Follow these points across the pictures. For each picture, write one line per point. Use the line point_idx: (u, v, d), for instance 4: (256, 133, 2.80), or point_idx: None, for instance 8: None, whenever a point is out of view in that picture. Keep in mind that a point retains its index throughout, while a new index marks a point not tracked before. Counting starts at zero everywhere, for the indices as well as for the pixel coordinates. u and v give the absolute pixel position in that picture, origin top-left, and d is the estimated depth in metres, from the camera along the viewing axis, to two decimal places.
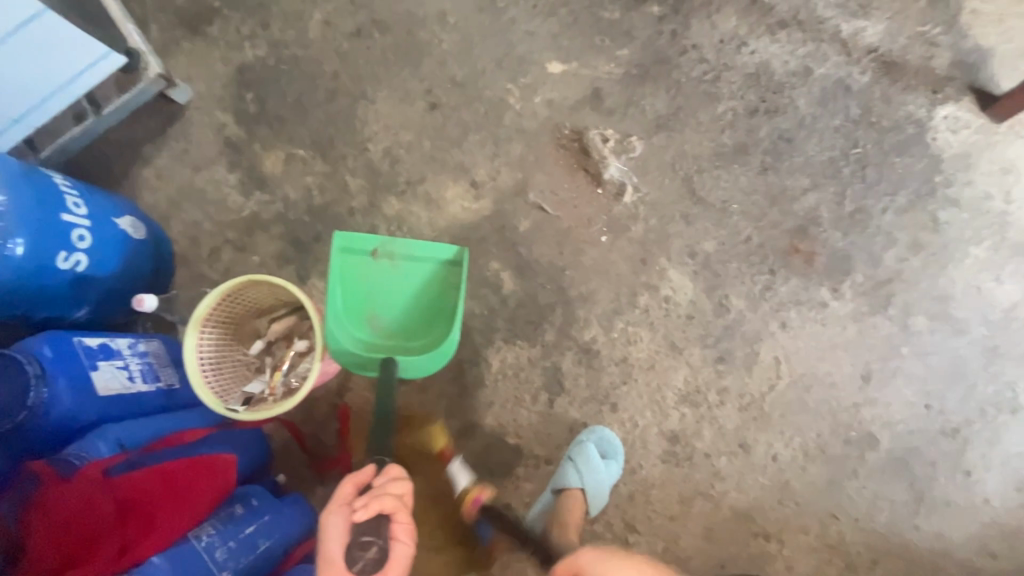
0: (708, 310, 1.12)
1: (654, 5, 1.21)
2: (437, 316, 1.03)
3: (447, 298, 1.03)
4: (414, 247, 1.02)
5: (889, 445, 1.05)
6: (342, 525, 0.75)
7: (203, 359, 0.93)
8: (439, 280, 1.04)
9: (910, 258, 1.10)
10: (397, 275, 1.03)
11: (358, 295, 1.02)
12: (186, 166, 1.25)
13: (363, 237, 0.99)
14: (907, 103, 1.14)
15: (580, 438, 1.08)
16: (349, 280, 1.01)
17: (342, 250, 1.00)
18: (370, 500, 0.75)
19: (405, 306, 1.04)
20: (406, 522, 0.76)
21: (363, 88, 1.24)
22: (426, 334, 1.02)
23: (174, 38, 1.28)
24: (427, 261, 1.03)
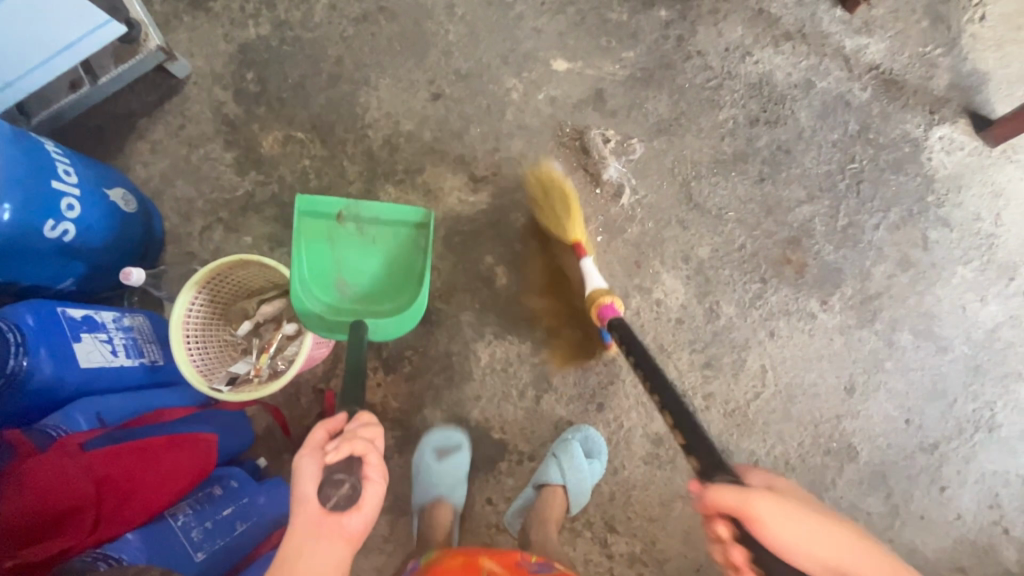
0: (699, 315, 1.13)
1: (662, 9, 1.21)
2: (404, 280, 1.00)
3: (414, 262, 1.01)
4: (380, 210, 1.01)
5: (868, 458, 1.07)
6: (314, 466, 0.67)
7: (189, 338, 0.92)
8: (406, 244, 1.02)
9: (899, 274, 1.11)
10: (362, 239, 1.01)
11: (321, 260, 0.99)
12: (182, 141, 1.23)
13: (325, 199, 0.98)
14: (904, 121, 1.15)
15: (565, 435, 1.09)
16: (311, 244, 0.99)
17: (303, 214, 0.98)
18: (343, 440, 0.67)
19: (371, 272, 1.01)
20: (380, 463, 0.68)
21: (367, 74, 1.24)
22: (394, 298, 1.00)
23: (177, 13, 1.27)
24: (393, 224, 1.01)
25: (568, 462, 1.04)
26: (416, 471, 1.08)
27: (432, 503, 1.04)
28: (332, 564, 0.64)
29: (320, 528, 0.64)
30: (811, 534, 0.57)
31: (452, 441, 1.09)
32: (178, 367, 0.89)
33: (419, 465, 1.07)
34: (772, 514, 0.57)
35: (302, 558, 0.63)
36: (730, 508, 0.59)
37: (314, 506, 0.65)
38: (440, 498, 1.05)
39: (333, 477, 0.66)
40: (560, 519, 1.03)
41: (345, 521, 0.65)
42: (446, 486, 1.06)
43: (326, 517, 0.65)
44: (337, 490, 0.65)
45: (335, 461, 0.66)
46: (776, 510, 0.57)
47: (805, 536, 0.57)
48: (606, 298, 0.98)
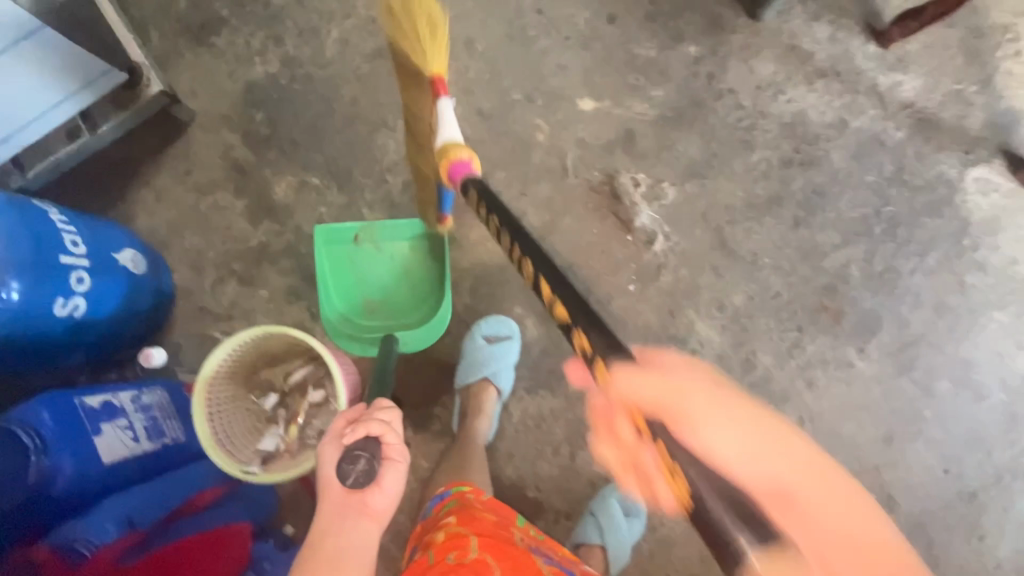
0: (735, 365, 1.10)
1: (691, 44, 1.16)
2: (424, 291, 1.09)
3: (431, 273, 1.09)
4: (391, 229, 1.06)
5: (907, 508, 1.06)
6: (333, 450, 0.69)
7: (214, 420, 0.86)
8: (422, 256, 1.09)
9: (935, 320, 1.10)
10: (382, 257, 1.08)
11: (347, 282, 1.08)
12: (189, 189, 1.17)
13: (343, 226, 1.03)
14: (940, 162, 1.13)
15: (603, 493, 1.06)
16: (338, 269, 1.07)
17: (326, 241, 1.04)
18: (360, 423, 0.68)
19: (393, 285, 1.09)
20: (399, 445, 0.69)
21: (384, 115, 1.18)
22: (417, 307, 1.09)
23: (178, 48, 1.20)
24: (409, 240, 1.08)
25: (607, 520, 1.03)
26: (465, 352, 1.10)
27: (480, 385, 1.06)
28: (362, 544, 0.67)
29: (345, 508, 0.67)
30: (743, 441, 0.46)
31: (504, 332, 1.10)
32: (206, 452, 0.82)
33: (470, 348, 1.09)
34: (698, 415, 0.47)
35: (331, 535, 0.67)
36: (651, 407, 0.48)
37: (336, 488, 0.67)
38: (487, 380, 1.07)
39: (351, 454, 0.66)
40: None
41: (370, 499, 0.68)
42: (493, 369, 1.07)
43: (350, 497, 0.67)
44: (355, 470, 0.66)
45: (355, 442, 0.67)
46: (704, 410, 0.47)
47: (739, 446, 0.45)
48: (458, 154, 0.79)
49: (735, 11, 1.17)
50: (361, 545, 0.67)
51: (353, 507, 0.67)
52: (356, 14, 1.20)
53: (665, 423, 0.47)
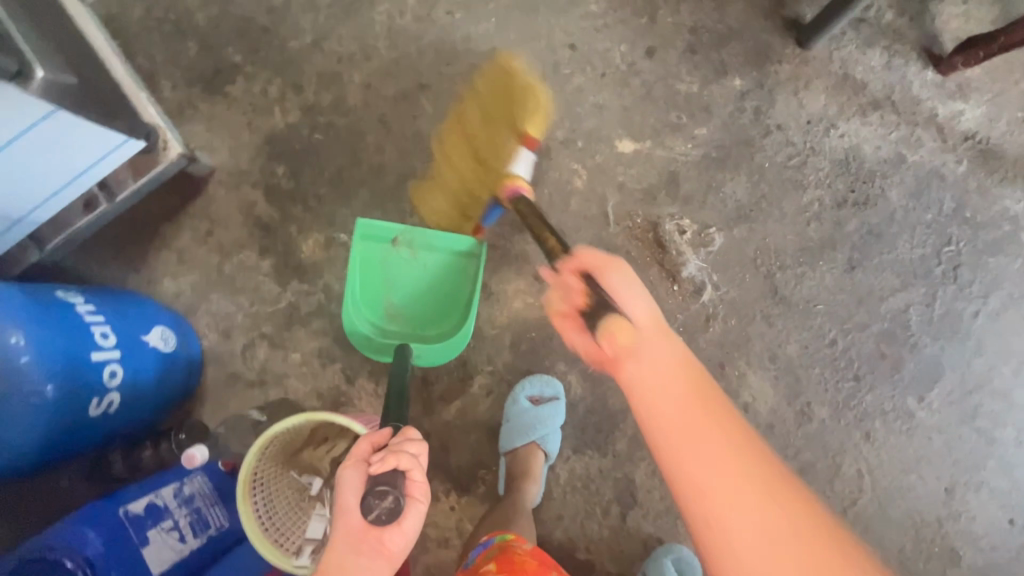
0: (790, 418, 1.06)
1: (735, 78, 1.10)
2: (448, 305, 1.04)
3: (461, 288, 1.04)
4: (433, 238, 1.01)
5: (971, 561, 1.03)
6: (357, 478, 0.64)
7: (259, 505, 0.83)
8: (455, 271, 1.04)
9: (999, 365, 1.05)
10: (413, 264, 1.03)
11: (373, 279, 1.02)
12: (212, 249, 1.12)
13: (385, 225, 0.98)
14: (1003, 197, 1.07)
15: (656, 554, 1.02)
16: (367, 265, 1.01)
17: (364, 234, 1.00)
18: (389, 451, 0.65)
19: (417, 293, 1.04)
20: (422, 480, 0.65)
21: (412, 164, 1.12)
22: (437, 322, 1.04)
23: (192, 99, 1.14)
24: (446, 254, 1.02)
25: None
26: (509, 415, 1.05)
27: (528, 450, 1.03)
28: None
29: (362, 546, 0.61)
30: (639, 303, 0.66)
31: (549, 392, 1.06)
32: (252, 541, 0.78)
33: (515, 411, 1.04)
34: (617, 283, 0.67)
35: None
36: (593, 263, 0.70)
37: (355, 520, 0.62)
38: (535, 444, 1.03)
39: (376, 489, 0.62)
40: None
41: (387, 538, 0.62)
42: (541, 433, 1.03)
43: (369, 532, 0.62)
44: (381, 501, 0.62)
45: (382, 471, 0.63)
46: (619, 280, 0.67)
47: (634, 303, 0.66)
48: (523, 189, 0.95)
49: (781, 41, 1.11)
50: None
51: (368, 545, 0.61)
52: (378, 56, 1.14)
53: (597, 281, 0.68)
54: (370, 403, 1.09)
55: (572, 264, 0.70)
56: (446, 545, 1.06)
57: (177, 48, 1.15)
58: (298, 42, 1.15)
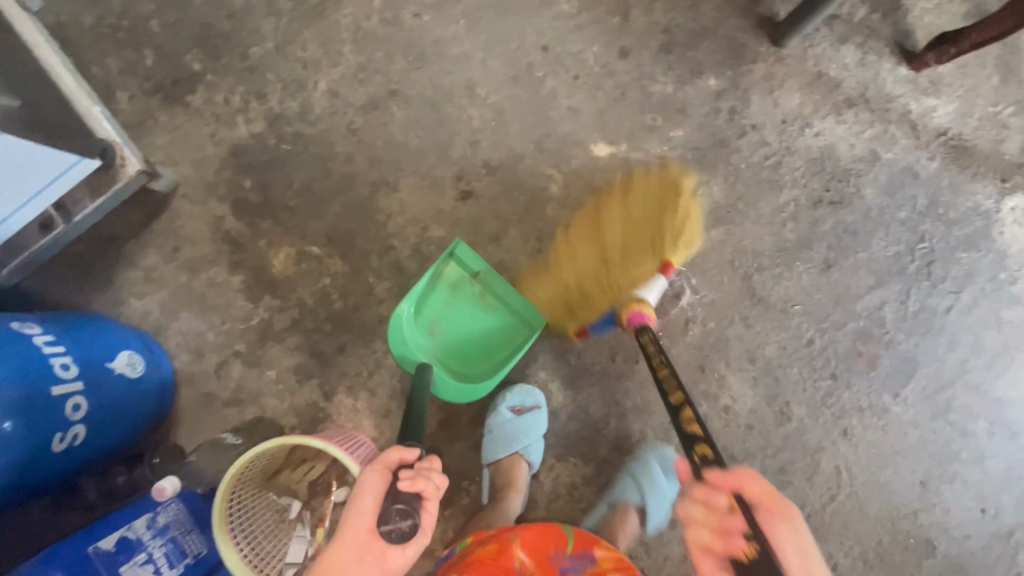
0: (769, 419, 1.07)
1: (710, 78, 1.09)
2: (484, 357, 1.04)
3: (502, 344, 1.04)
4: (510, 291, 1.03)
5: (945, 551, 1.05)
6: (379, 486, 0.64)
7: (236, 527, 0.81)
8: (507, 330, 1.04)
9: (973, 359, 1.07)
10: (476, 302, 1.04)
11: (435, 297, 1.03)
12: (180, 266, 1.08)
13: (476, 258, 1.02)
14: (975, 192, 1.07)
15: (643, 455, 1.05)
16: (438, 281, 1.03)
17: (452, 255, 1.03)
18: (421, 475, 0.64)
19: (464, 331, 1.03)
20: (435, 513, 0.65)
21: (384, 173, 1.09)
22: (467, 367, 1.03)
23: (152, 111, 1.10)
24: (508, 311, 1.04)
25: (649, 486, 1.01)
26: (491, 426, 1.04)
27: (511, 461, 1.02)
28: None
29: (365, 555, 0.61)
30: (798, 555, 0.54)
31: (530, 402, 1.05)
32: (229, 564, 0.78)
33: (497, 423, 1.03)
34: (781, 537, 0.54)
35: None
36: (760, 499, 0.56)
37: (365, 528, 0.62)
38: (518, 454, 1.02)
39: (395, 506, 0.62)
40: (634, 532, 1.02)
41: (389, 555, 0.62)
42: (524, 444, 1.02)
43: (375, 543, 0.62)
44: (398, 522, 0.61)
45: (409, 492, 0.63)
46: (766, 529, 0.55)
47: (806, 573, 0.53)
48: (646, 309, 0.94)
49: (755, 38, 1.09)
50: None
51: (370, 557, 0.62)
52: (344, 61, 1.10)
53: (759, 520, 0.55)
54: (350, 419, 1.07)
55: (730, 486, 0.56)
56: (431, 557, 1.06)
57: (133, 57, 1.10)
58: (260, 47, 1.10)
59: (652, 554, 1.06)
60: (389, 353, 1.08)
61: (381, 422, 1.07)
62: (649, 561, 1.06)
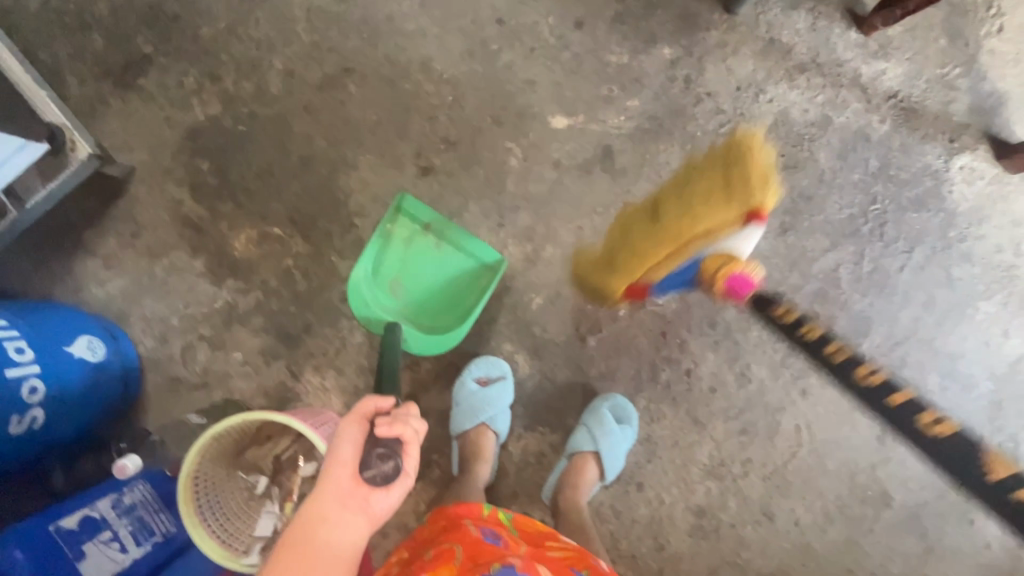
0: (730, 381, 1.09)
1: (665, 47, 1.09)
2: (451, 308, 1.04)
3: (467, 292, 1.04)
4: (463, 237, 1.03)
5: (902, 501, 1.09)
6: (358, 433, 0.66)
7: (201, 502, 0.82)
8: (469, 278, 1.05)
9: (925, 316, 1.10)
10: (433, 254, 1.05)
11: (392, 255, 1.04)
12: (140, 252, 1.08)
13: (423, 209, 1.02)
14: (925, 152, 1.10)
15: (594, 404, 1.07)
16: (391, 239, 1.03)
17: (401, 210, 1.03)
18: (396, 419, 0.65)
19: (427, 285, 1.05)
20: (417, 457, 0.66)
21: (342, 151, 1.09)
22: (436, 320, 1.04)
23: (104, 96, 1.08)
24: (468, 258, 1.05)
25: (599, 430, 1.02)
26: (458, 399, 1.05)
27: (478, 431, 1.04)
28: (353, 542, 0.63)
29: (348, 501, 0.63)
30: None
31: (495, 373, 1.07)
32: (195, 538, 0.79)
33: (463, 395, 1.05)
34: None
35: (322, 527, 0.62)
36: None
37: (347, 474, 0.63)
38: (484, 425, 1.04)
39: (375, 450, 0.64)
40: (593, 481, 1.03)
41: (373, 498, 0.63)
42: (490, 414, 1.04)
43: (358, 489, 0.63)
44: (379, 465, 0.63)
45: (386, 437, 0.64)
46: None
47: None
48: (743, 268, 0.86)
49: (708, 7, 1.10)
50: (351, 543, 0.62)
51: (353, 501, 0.63)
52: (298, 40, 1.09)
53: None
54: (318, 398, 1.08)
55: None
56: (403, 530, 1.08)
57: (80, 41, 1.08)
58: (211, 28, 1.09)
59: (620, 517, 1.08)
60: (355, 331, 1.08)
61: (349, 400, 1.08)
62: (618, 523, 1.08)
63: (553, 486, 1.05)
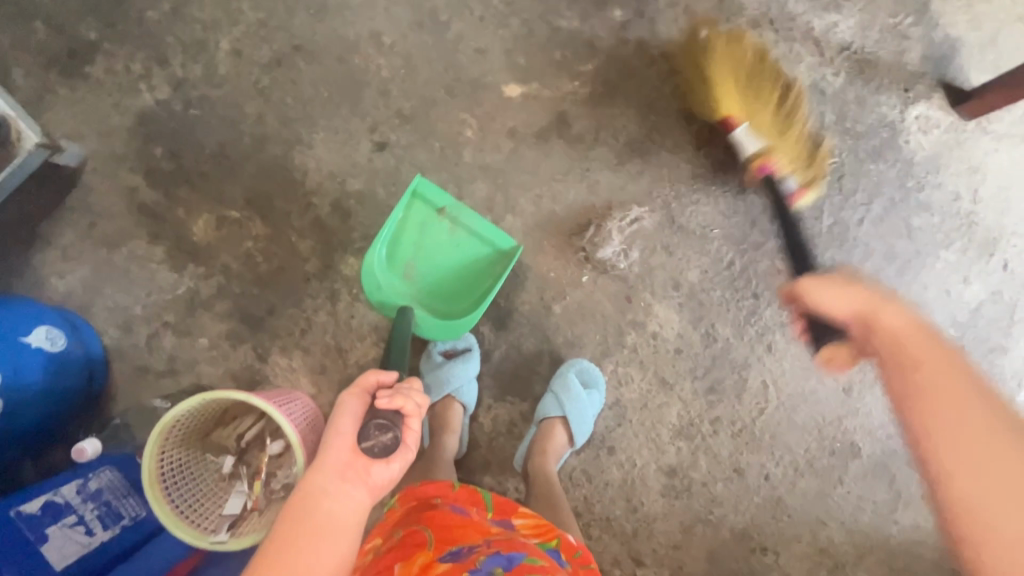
0: (696, 341, 1.10)
1: (616, 9, 1.09)
2: (465, 292, 1.03)
3: (482, 279, 1.03)
4: (479, 223, 1.02)
5: (870, 451, 1.11)
6: (359, 405, 0.69)
7: (168, 481, 0.81)
8: (484, 264, 1.04)
9: (885, 268, 1.10)
10: (448, 240, 1.03)
11: (406, 239, 1.02)
12: (98, 242, 1.07)
13: (439, 193, 1.01)
14: (880, 103, 1.10)
15: (560, 371, 1.07)
16: (405, 223, 1.02)
17: (416, 193, 1.02)
18: (397, 392, 0.68)
19: (441, 271, 1.03)
20: (417, 430, 0.68)
21: (297, 131, 1.08)
22: (450, 305, 1.03)
23: (51, 85, 1.07)
24: (484, 243, 1.04)
25: (566, 395, 1.03)
26: (425, 371, 1.07)
27: (445, 403, 1.04)
28: (352, 515, 0.63)
29: (348, 473, 0.64)
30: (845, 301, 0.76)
31: (461, 345, 1.07)
32: (160, 517, 0.78)
33: (429, 367, 1.07)
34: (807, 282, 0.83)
35: (322, 501, 0.63)
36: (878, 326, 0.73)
37: (347, 446, 0.65)
38: (451, 397, 1.05)
39: (374, 421, 0.66)
40: (562, 448, 1.04)
41: (373, 470, 0.65)
42: (456, 385, 1.04)
43: (358, 460, 0.65)
44: (378, 436, 0.65)
45: (386, 408, 0.67)
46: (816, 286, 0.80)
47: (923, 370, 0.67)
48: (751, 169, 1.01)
49: None
50: (352, 515, 0.63)
51: (353, 472, 0.64)
52: (245, 20, 1.08)
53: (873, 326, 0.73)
54: (287, 380, 1.08)
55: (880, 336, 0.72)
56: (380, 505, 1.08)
57: (23, 30, 1.07)
58: (156, 11, 1.08)
59: (593, 481, 1.10)
60: (319, 310, 1.08)
61: (318, 380, 1.08)
62: (591, 488, 1.10)
63: (523, 456, 1.06)
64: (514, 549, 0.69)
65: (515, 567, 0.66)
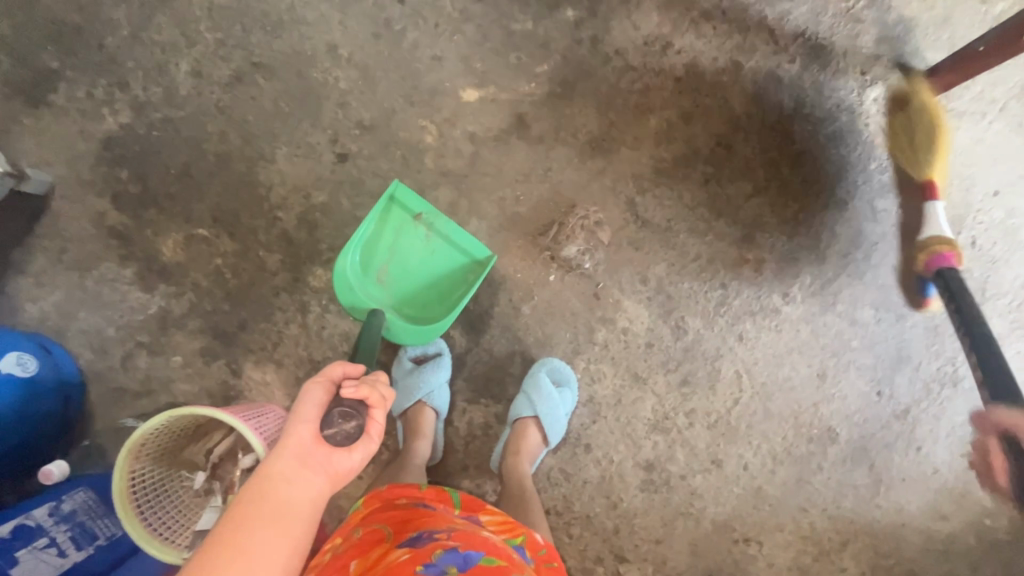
0: (666, 334, 1.10)
1: (569, 9, 1.10)
2: (439, 299, 1.04)
3: (455, 288, 1.04)
4: (454, 231, 1.03)
5: (847, 436, 1.10)
6: (323, 395, 0.68)
7: (140, 499, 0.83)
8: (457, 271, 1.04)
9: (853, 252, 1.10)
10: (423, 246, 1.04)
11: (381, 244, 1.03)
12: (69, 267, 1.08)
13: (415, 198, 1.02)
14: (838, 88, 1.10)
15: (533, 371, 1.08)
16: (381, 227, 1.03)
17: (393, 198, 1.03)
18: (363, 382, 0.69)
19: (415, 277, 1.04)
20: (381, 422, 0.69)
21: (259, 147, 1.09)
22: (422, 311, 1.04)
23: (15, 116, 1.08)
24: (458, 251, 1.04)
25: (538, 395, 1.04)
26: (397, 376, 1.09)
27: (417, 409, 1.04)
28: (308, 500, 0.64)
29: (308, 458, 0.65)
30: None
31: (432, 350, 1.08)
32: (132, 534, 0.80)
33: (400, 373, 1.08)
34: None
35: (280, 487, 0.63)
36: None
37: (309, 433, 0.66)
38: (423, 402, 1.05)
39: (338, 410, 0.67)
40: (535, 447, 1.04)
41: (334, 457, 0.66)
42: (426, 391, 1.04)
43: (319, 447, 0.66)
44: (342, 423, 0.67)
45: (352, 397, 0.68)
46: None
47: None
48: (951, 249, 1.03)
49: None
50: (307, 501, 0.64)
51: (315, 459, 0.65)
52: (202, 40, 1.10)
53: None
54: (261, 393, 1.09)
55: None
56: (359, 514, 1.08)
57: None
58: (115, 37, 1.10)
59: (571, 480, 1.10)
60: (290, 323, 1.09)
61: (292, 392, 1.08)
62: (569, 486, 1.09)
63: (499, 457, 1.06)
64: (473, 547, 0.68)
65: (471, 567, 0.65)
